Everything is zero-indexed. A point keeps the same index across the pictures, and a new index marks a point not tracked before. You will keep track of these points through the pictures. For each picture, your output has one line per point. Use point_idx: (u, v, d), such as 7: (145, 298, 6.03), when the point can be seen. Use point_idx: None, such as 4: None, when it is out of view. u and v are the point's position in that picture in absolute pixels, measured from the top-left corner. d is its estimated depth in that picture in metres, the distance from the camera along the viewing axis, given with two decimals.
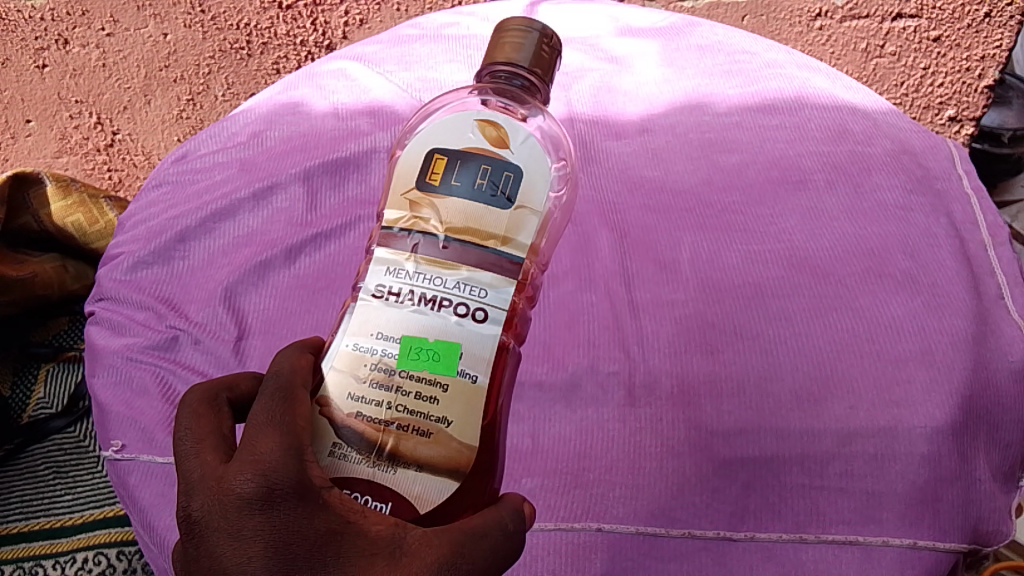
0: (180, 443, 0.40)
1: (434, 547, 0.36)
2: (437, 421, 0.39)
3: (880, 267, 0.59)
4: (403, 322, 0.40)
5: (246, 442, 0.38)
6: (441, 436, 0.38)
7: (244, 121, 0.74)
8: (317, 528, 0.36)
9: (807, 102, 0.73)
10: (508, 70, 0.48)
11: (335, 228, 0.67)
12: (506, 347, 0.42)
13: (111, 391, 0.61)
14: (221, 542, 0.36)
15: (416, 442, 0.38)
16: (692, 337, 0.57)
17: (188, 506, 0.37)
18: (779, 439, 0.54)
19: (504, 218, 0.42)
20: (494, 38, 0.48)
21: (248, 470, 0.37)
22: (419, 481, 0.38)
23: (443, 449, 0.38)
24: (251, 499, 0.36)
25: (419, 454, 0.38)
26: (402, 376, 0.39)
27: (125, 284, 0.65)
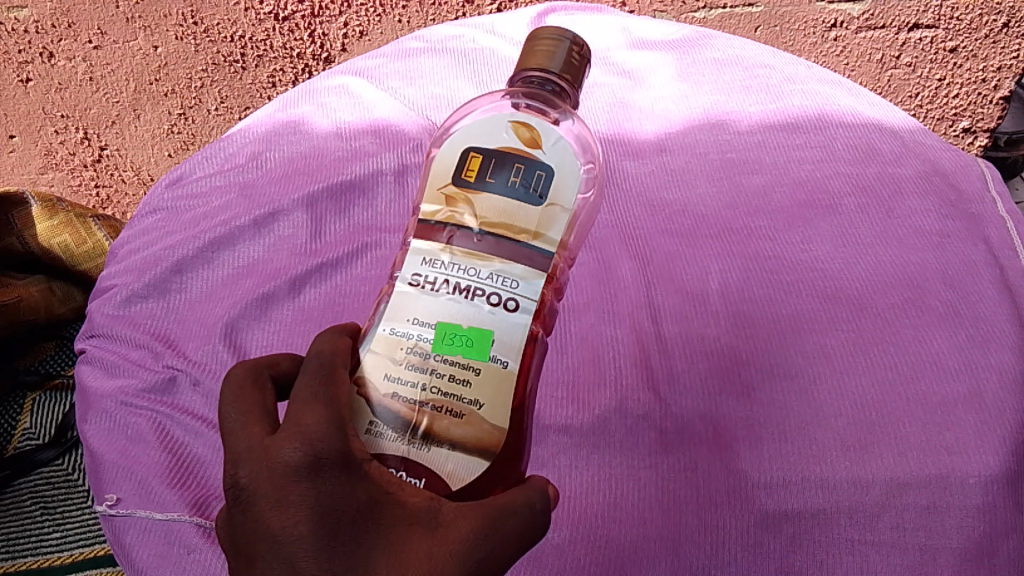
0: (224, 416, 0.37)
1: (468, 519, 0.35)
2: (470, 404, 0.37)
3: (920, 299, 0.57)
4: (437, 308, 0.39)
5: (290, 415, 0.36)
6: (473, 418, 0.37)
7: (241, 141, 0.70)
8: (359, 498, 0.35)
9: (831, 119, 0.69)
10: (540, 76, 0.45)
11: (341, 256, 0.63)
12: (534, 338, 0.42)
13: (103, 438, 0.56)
14: (267, 509, 0.34)
15: (450, 423, 0.37)
16: (725, 377, 0.55)
17: (234, 473, 0.35)
18: (825, 489, 0.50)
19: (536, 213, 0.41)
20: (526, 46, 0.46)
21: (294, 439, 0.35)
22: (452, 460, 0.37)
23: (476, 430, 0.37)
24: (298, 467, 0.34)
25: (452, 434, 0.37)
26: (435, 361, 0.38)
27: (117, 319, 0.61)
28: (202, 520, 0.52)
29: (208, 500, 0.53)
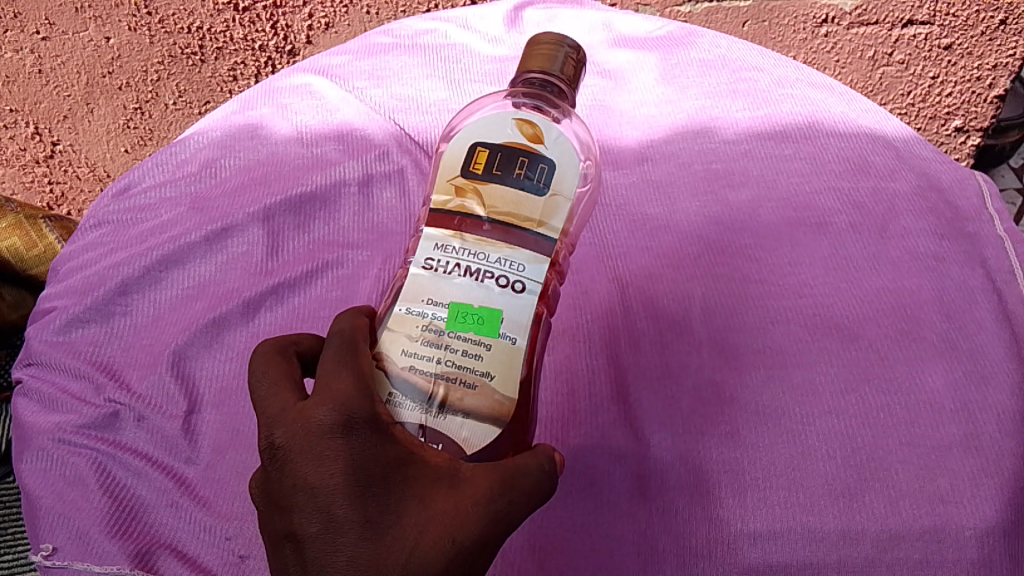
0: (255, 387, 0.39)
1: (487, 475, 0.36)
2: (482, 375, 0.38)
3: (914, 330, 0.53)
4: (448, 289, 0.39)
5: (321, 381, 0.38)
6: (485, 390, 0.38)
7: (195, 146, 0.66)
8: (387, 456, 0.36)
9: (821, 127, 0.65)
10: (541, 78, 0.45)
11: (298, 276, 0.59)
12: (539, 321, 0.42)
13: (39, 479, 0.53)
14: (304, 463, 0.36)
15: (464, 394, 0.38)
16: (707, 415, 0.51)
17: (270, 434, 0.37)
18: (814, 541, 0.47)
19: (543, 202, 0.41)
20: (525, 51, 0.47)
21: (327, 402, 0.36)
22: (469, 427, 0.38)
23: (489, 400, 0.38)
24: (332, 426, 0.36)
25: (467, 404, 0.38)
26: (449, 339, 0.38)
27: (57, 346, 0.57)
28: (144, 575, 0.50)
29: (152, 549, 0.51)
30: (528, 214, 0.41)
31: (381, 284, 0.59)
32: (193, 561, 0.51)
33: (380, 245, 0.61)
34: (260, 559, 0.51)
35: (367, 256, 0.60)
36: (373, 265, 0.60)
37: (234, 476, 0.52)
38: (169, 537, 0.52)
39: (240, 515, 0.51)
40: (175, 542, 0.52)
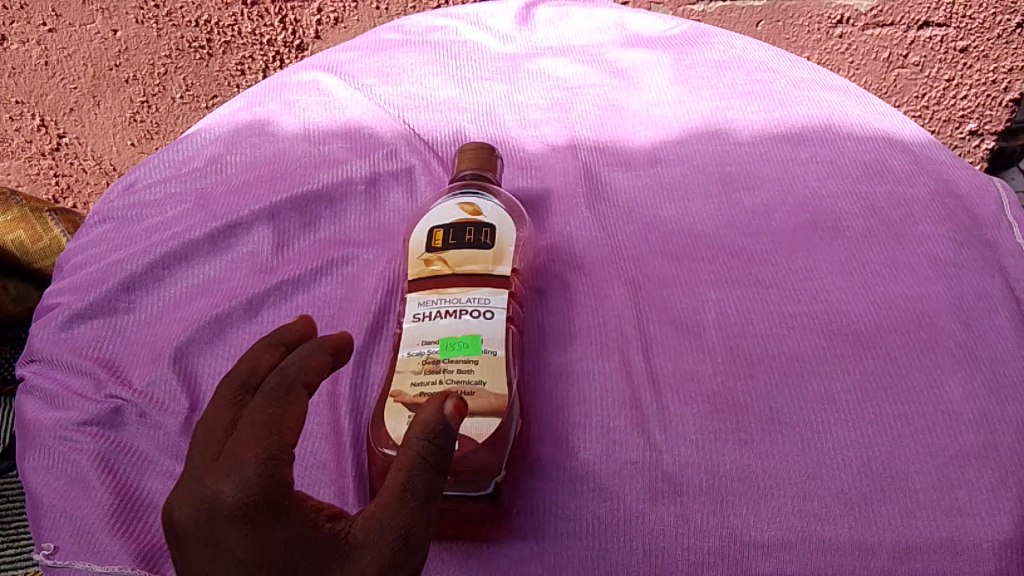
0: (199, 434, 0.37)
1: (393, 518, 0.35)
2: (476, 383, 0.48)
3: (932, 338, 0.53)
4: (437, 329, 0.50)
5: (228, 449, 0.35)
6: (481, 393, 0.48)
7: (201, 142, 0.66)
8: (280, 543, 0.34)
9: (838, 130, 0.65)
10: (473, 174, 0.59)
11: (304, 274, 0.58)
12: (514, 337, 0.52)
13: (40, 476, 0.52)
14: (197, 553, 0.35)
15: (464, 399, 0.47)
16: (720, 422, 0.50)
17: (172, 512, 0.35)
18: (829, 551, 0.46)
19: (491, 252, 0.53)
20: (455, 160, 0.60)
21: (228, 482, 0.34)
22: (474, 423, 0.47)
23: (486, 400, 0.47)
24: (233, 510, 0.34)
25: (470, 406, 0.47)
26: (445, 364, 0.48)
27: (58, 343, 0.56)
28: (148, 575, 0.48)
29: (157, 551, 0.49)
30: (481, 263, 0.53)
31: (386, 283, 0.58)
32: None
33: (388, 245, 0.60)
34: None
35: (373, 255, 0.60)
36: (379, 265, 0.59)
37: None
38: None
39: None
40: None
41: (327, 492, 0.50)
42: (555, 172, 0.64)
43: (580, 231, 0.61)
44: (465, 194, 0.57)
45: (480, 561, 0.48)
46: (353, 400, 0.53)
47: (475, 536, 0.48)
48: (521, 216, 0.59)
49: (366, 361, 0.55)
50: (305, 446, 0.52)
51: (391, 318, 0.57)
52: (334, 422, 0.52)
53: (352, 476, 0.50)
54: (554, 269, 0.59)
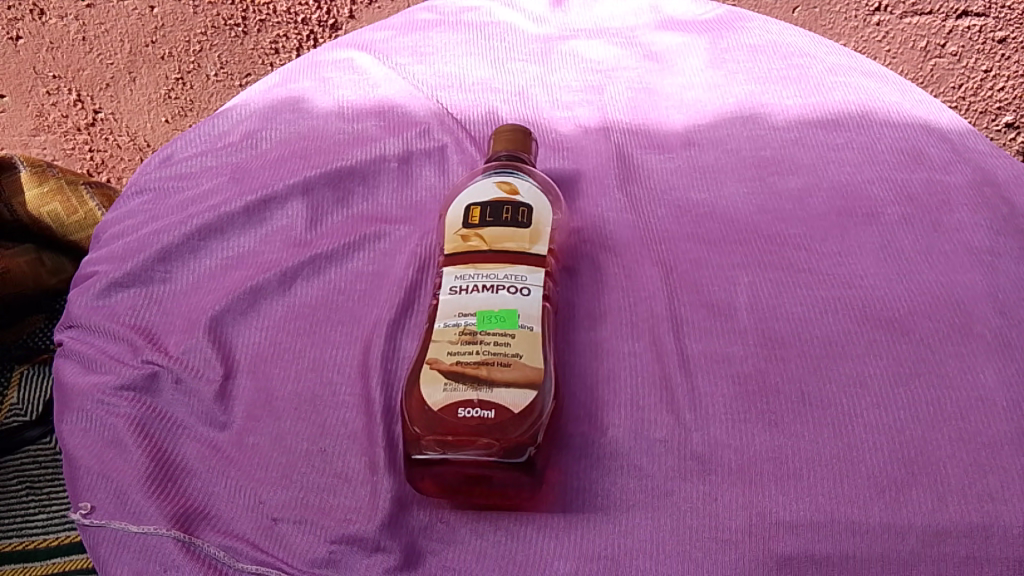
0: None
1: None
2: (513, 356, 0.49)
3: (966, 325, 0.53)
4: (473, 301, 0.51)
5: None
6: (517, 365, 0.49)
7: (237, 118, 0.66)
8: None
9: (875, 117, 0.65)
10: (508, 154, 0.59)
11: (338, 248, 0.59)
12: (551, 315, 0.53)
13: (79, 439, 0.53)
14: None
15: (502, 371, 0.48)
16: (750, 403, 0.50)
17: None
18: (857, 533, 0.46)
19: (528, 231, 0.54)
20: (491, 141, 0.61)
21: None
22: (510, 393, 0.48)
23: (522, 371, 0.49)
24: None
25: (506, 377, 0.48)
26: (481, 336, 0.50)
27: (96, 310, 0.57)
28: (182, 534, 0.48)
29: (192, 514, 0.50)
30: (519, 241, 0.54)
31: (417, 259, 0.59)
32: (228, 527, 0.50)
33: (421, 222, 0.61)
34: (292, 523, 0.49)
35: (405, 232, 0.60)
36: (411, 241, 0.60)
37: (271, 442, 0.52)
38: (206, 501, 0.51)
39: (275, 480, 0.51)
40: (211, 506, 0.50)
41: (358, 461, 0.51)
42: (587, 153, 0.64)
43: (612, 212, 0.61)
44: (503, 173, 0.57)
45: (509, 533, 0.48)
46: (384, 372, 0.54)
47: (504, 509, 0.49)
48: (556, 193, 0.60)
49: (397, 334, 0.55)
50: (337, 416, 0.52)
51: (423, 294, 0.57)
52: (365, 393, 0.53)
53: (383, 445, 0.51)
54: (585, 249, 0.59)
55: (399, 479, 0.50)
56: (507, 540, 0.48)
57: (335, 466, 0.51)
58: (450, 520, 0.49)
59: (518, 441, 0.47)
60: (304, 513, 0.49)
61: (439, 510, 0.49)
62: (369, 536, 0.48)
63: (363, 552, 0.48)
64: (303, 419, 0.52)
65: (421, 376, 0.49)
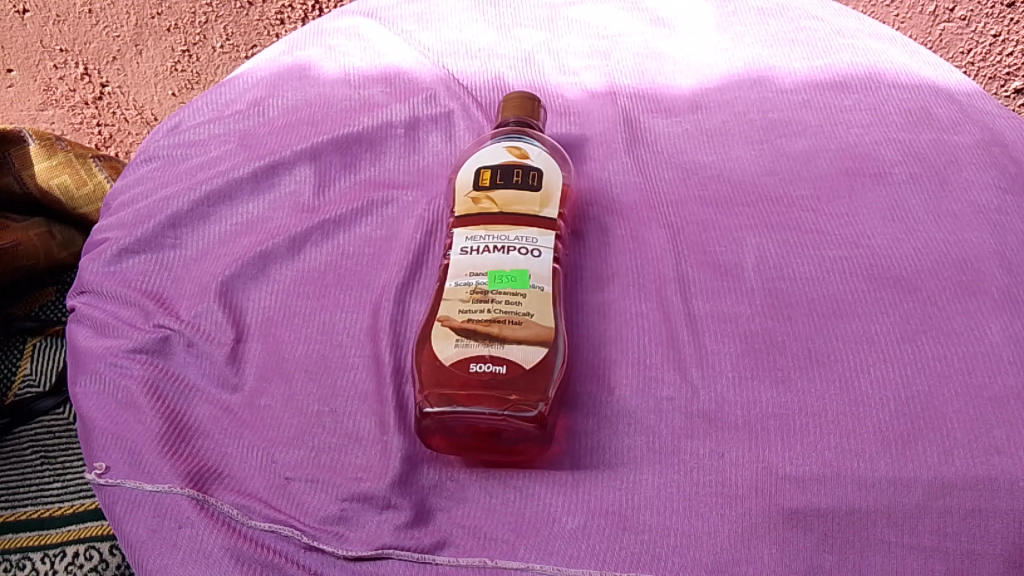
0: None
1: None
2: (524, 314, 0.50)
3: (973, 282, 0.53)
4: (485, 262, 0.52)
5: None
6: (528, 324, 0.50)
7: (244, 86, 0.67)
8: None
9: (883, 80, 0.64)
10: (517, 120, 0.59)
11: (345, 214, 0.59)
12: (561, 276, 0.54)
13: (93, 402, 0.53)
14: None
15: (514, 329, 0.50)
16: (757, 360, 0.51)
17: None
18: (863, 487, 0.46)
19: (539, 194, 0.55)
20: (500, 107, 0.61)
21: None
22: (521, 350, 0.49)
23: (533, 330, 0.50)
24: None
25: (517, 335, 0.49)
26: (493, 294, 0.50)
27: (109, 276, 0.58)
28: (197, 493, 0.49)
29: (206, 473, 0.50)
30: (529, 204, 0.54)
31: (425, 223, 0.59)
32: (242, 486, 0.50)
33: (429, 187, 0.61)
34: (304, 482, 0.50)
35: (413, 197, 0.61)
36: (419, 207, 0.60)
37: (282, 404, 0.52)
38: (220, 461, 0.51)
39: (287, 441, 0.51)
40: (224, 466, 0.51)
41: (368, 421, 0.51)
42: (593, 118, 0.64)
43: (619, 176, 0.61)
44: (513, 138, 0.58)
45: (518, 491, 0.49)
46: (394, 334, 0.54)
47: (513, 467, 0.49)
48: (565, 157, 0.60)
49: (406, 297, 0.56)
50: (347, 378, 0.53)
51: (431, 258, 0.58)
52: (375, 355, 0.53)
53: (393, 405, 0.51)
54: (592, 213, 0.59)
55: (409, 438, 0.50)
56: (516, 498, 0.49)
57: (346, 426, 0.51)
58: (460, 478, 0.49)
59: (529, 396, 0.48)
60: (316, 472, 0.50)
61: (449, 468, 0.50)
62: (379, 494, 0.49)
63: (374, 509, 0.49)
64: (314, 381, 0.53)
65: (434, 332, 0.50)
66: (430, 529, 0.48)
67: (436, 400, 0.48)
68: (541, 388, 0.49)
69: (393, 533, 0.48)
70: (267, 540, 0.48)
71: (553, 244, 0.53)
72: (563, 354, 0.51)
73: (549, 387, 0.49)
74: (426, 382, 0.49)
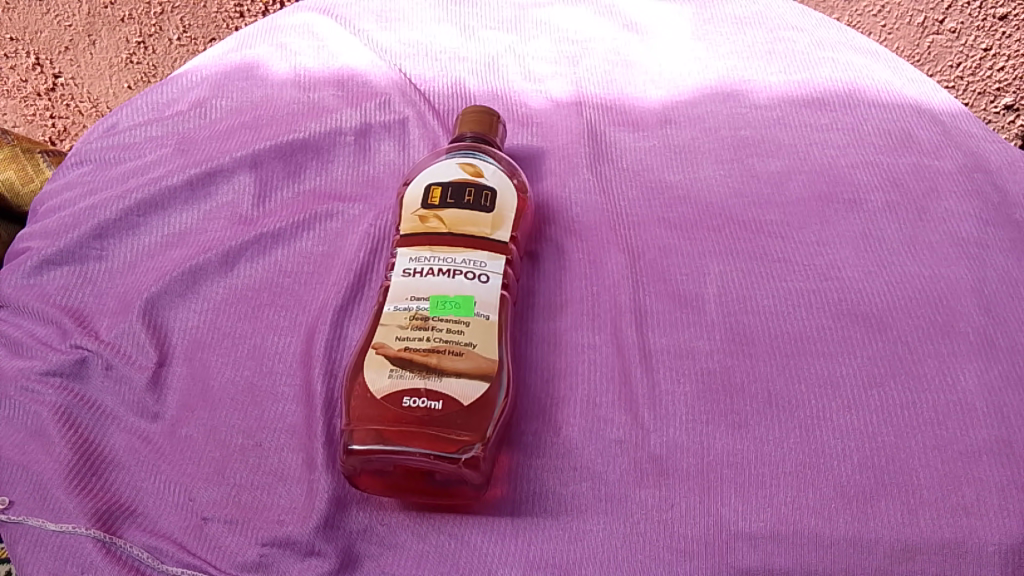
0: None
1: None
2: (466, 345, 0.46)
3: (948, 323, 0.49)
4: (427, 285, 0.48)
5: None
6: (471, 355, 0.46)
7: (186, 85, 0.62)
8: None
9: (864, 98, 0.61)
10: (473, 137, 0.56)
11: (284, 227, 0.55)
12: (511, 305, 0.50)
13: (0, 428, 0.49)
14: None
15: (454, 360, 0.45)
16: (714, 403, 0.47)
17: None
18: (821, 547, 0.43)
19: (491, 214, 0.51)
20: (457, 121, 0.57)
21: None
22: (460, 384, 0.45)
23: (474, 362, 0.45)
24: None
25: (457, 366, 0.45)
26: (434, 322, 0.46)
27: (28, 290, 0.54)
28: (103, 534, 0.45)
29: (116, 511, 0.46)
30: (480, 226, 0.50)
31: (369, 240, 0.55)
32: (155, 525, 0.46)
33: (376, 201, 0.57)
34: (222, 523, 0.46)
35: (359, 211, 0.57)
36: (364, 221, 0.56)
37: (205, 435, 0.49)
38: (133, 496, 0.47)
39: (208, 476, 0.48)
40: (138, 502, 0.47)
41: (296, 457, 0.48)
42: (557, 129, 0.61)
43: (579, 193, 0.57)
44: (467, 153, 0.54)
45: (452, 537, 0.45)
46: (328, 361, 0.50)
47: (448, 512, 0.46)
48: (523, 177, 0.56)
49: (343, 321, 0.52)
50: (276, 409, 0.49)
51: (374, 278, 0.54)
52: (308, 383, 0.50)
53: (322, 440, 0.48)
54: (549, 234, 0.55)
55: (337, 477, 0.47)
56: (449, 545, 0.45)
57: (271, 462, 0.48)
58: (391, 522, 0.46)
59: (465, 436, 0.44)
60: (235, 513, 0.46)
61: (380, 511, 0.46)
62: (303, 539, 0.45)
63: (296, 556, 0.45)
64: (240, 411, 0.49)
65: (367, 361, 0.46)
66: None
67: (365, 436, 0.44)
68: (479, 427, 0.44)
69: None
70: None
71: (503, 269, 0.49)
72: (508, 391, 0.47)
73: (488, 426, 0.45)
74: (356, 417, 0.45)
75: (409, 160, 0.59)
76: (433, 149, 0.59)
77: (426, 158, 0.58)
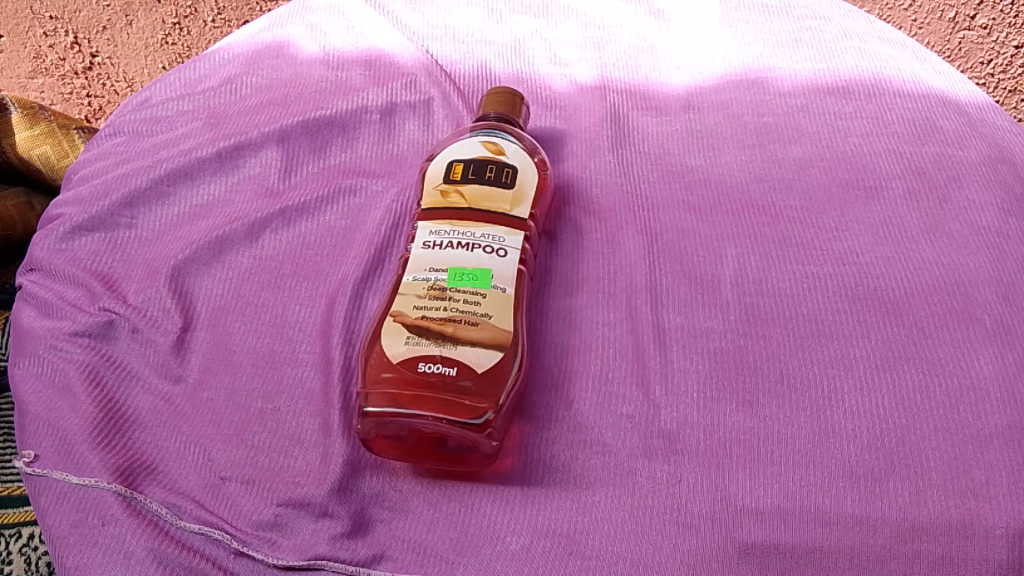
0: None
1: None
2: (482, 315, 0.47)
3: (965, 310, 0.49)
4: (446, 257, 0.48)
5: None
6: (486, 326, 0.46)
7: (218, 62, 0.64)
8: None
9: (890, 87, 0.61)
10: (496, 117, 0.56)
11: (309, 200, 0.56)
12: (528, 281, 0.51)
13: (29, 385, 0.51)
14: None
15: (470, 330, 0.46)
16: (726, 381, 0.47)
17: None
18: (828, 525, 0.43)
19: (511, 191, 0.51)
20: (482, 101, 0.57)
21: None
22: (474, 353, 0.46)
23: (490, 332, 0.46)
24: None
25: (472, 336, 0.46)
26: (451, 292, 0.47)
27: (59, 254, 0.55)
28: (125, 489, 0.47)
29: (137, 468, 0.48)
30: (500, 202, 0.51)
31: (391, 215, 0.56)
32: (174, 484, 0.48)
33: (399, 177, 0.58)
34: (240, 483, 0.47)
35: (382, 187, 0.58)
36: (387, 197, 0.57)
37: (225, 398, 0.50)
38: (154, 455, 0.49)
39: (226, 438, 0.49)
40: (158, 461, 0.48)
41: (313, 422, 0.49)
42: (579, 113, 0.61)
43: (599, 175, 0.57)
44: (489, 132, 0.54)
45: (462, 504, 0.46)
46: (347, 331, 0.51)
47: (459, 480, 0.46)
48: (545, 157, 0.56)
49: (362, 293, 0.53)
50: (295, 375, 0.50)
51: (394, 251, 0.55)
52: (326, 352, 0.51)
53: (338, 407, 0.49)
54: (568, 214, 0.56)
55: (352, 442, 0.48)
56: (459, 512, 0.46)
57: (288, 426, 0.49)
58: (403, 487, 0.47)
59: (478, 402, 0.45)
60: (252, 473, 0.48)
61: (392, 476, 0.47)
62: (316, 501, 0.46)
63: (309, 517, 0.46)
64: (260, 376, 0.50)
65: (384, 328, 0.47)
66: (368, 540, 0.45)
67: (380, 400, 0.45)
68: (492, 395, 0.45)
69: (326, 543, 0.45)
70: (195, 543, 0.46)
71: (521, 245, 0.50)
72: (521, 363, 0.47)
73: (501, 396, 0.45)
74: (373, 382, 0.46)
75: (433, 139, 0.60)
76: (457, 129, 0.60)
77: (449, 136, 0.58)
